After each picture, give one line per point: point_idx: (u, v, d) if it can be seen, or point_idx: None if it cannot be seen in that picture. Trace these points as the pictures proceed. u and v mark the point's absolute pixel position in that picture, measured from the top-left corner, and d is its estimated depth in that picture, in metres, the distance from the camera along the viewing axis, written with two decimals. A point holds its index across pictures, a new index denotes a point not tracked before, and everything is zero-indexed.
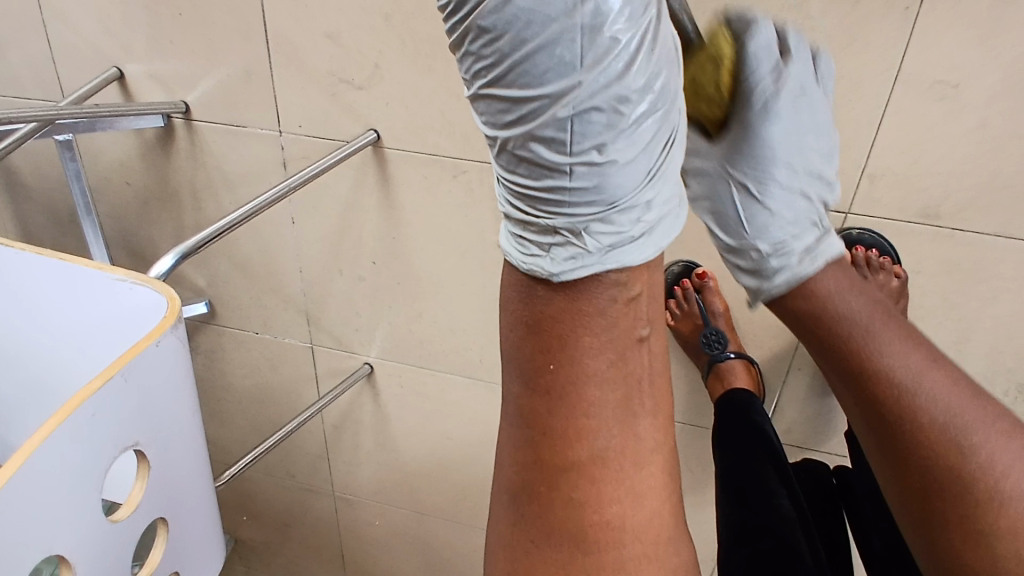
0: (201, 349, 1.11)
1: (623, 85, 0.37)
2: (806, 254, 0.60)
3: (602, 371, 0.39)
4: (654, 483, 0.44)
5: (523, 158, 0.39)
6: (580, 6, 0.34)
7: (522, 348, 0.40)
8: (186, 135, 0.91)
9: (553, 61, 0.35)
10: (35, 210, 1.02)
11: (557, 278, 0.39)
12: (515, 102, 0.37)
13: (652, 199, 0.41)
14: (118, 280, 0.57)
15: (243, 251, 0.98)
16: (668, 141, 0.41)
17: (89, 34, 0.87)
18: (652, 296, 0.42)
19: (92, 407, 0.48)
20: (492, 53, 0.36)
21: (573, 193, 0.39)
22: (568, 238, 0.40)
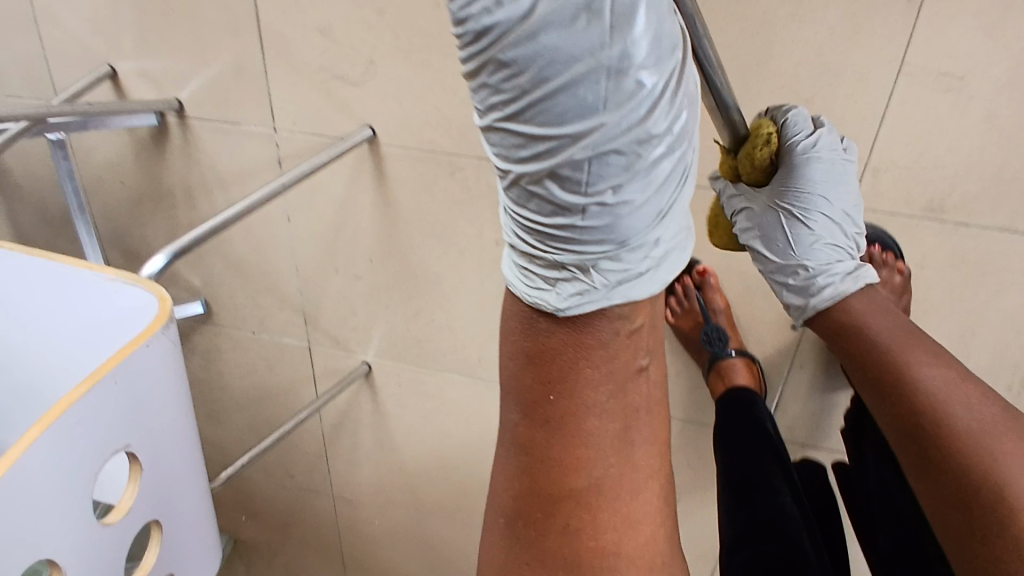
0: (198, 350, 1.10)
1: (646, 128, 0.34)
2: (842, 276, 0.67)
3: (602, 404, 0.40)
4: (648, 510, 0.45)
5: (534, 195, 0.36)
6: (609, 44, 0.31)
7: (522, 379, 0.41)
8: (180, 133, 0.90)
9: (576, 101, 0.32)
10: (28, 209, 1.01)
11: (562, 312, 0.39)
12: (530, 140, 0.33)
13: (662, 235, 0.39)
14: (109, 281, 0.56)
15: (239, 250, 0.97)
16: (682, 178, 0.38)
17: (79, 31, 0.86)
18: (653, 328, 0.42)
19: (80, 411, 0.47)
20: (510, 87, 0.32)
21: (584, 233, 0.37)
22: (576, 275, 0.39)
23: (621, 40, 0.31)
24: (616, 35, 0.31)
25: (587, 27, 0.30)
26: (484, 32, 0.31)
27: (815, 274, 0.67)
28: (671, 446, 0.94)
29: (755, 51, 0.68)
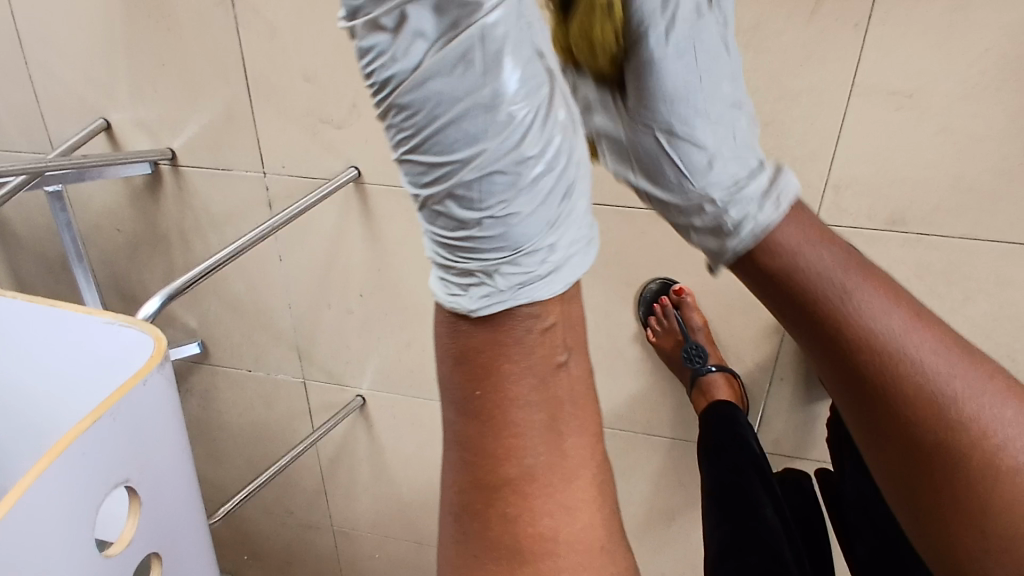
0: (196, 390, 1.12)
1: (524, 150, 0.36)
2: (749, 202, 0.52)
3: (525, 397, 0.39)
4: (588, 495, 0.43)
5: (438, 214, 0.38)
6: (482, 85, 0.34)
7: (450, 377, 0.40)
8: (173, 180, 0.94)
9: (460, 132, 0.35)
10: (27, 259, 1.04)
11: (475, 313, 0.38)
12: (431, 166, 0.36)
13: (558, 242, 0.39)
14: (107, 323, 0.59)
15: (233, 290, 1.00)
16: (573, 192, 0.39)
17: (75, 86, 0.90)
18: (570, 321, 0.40)
19: (81, 447, 0.49)
20: (409, 123, 0.35)
21: (483, 243, 0.38)
22: (483, 280, 0.39)
23: (493, 79, 0.34)
24: (488, 74, 0.34)
25: (464, 71, 0.34)
26: (384, 78, 0.34)
27: (724, 209, 0.52)
28: (663, 464, 0.96)
29: None
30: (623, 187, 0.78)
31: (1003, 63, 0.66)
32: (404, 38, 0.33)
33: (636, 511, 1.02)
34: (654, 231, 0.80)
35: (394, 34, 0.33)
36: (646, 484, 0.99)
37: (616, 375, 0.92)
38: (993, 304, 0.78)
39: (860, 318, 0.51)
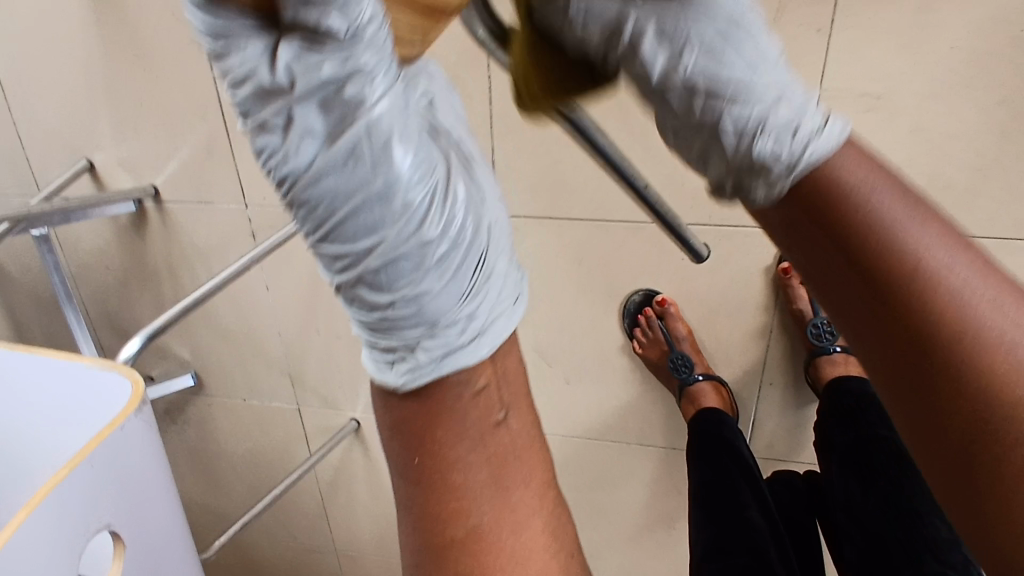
0: (193, 420, 1.13)
1: (426, 233, 0.33)
2: (807, 115, 0.38)
3: (465, 456, 0.38)
4: (541, 551, 0.41)
5: (351, 298, 0.36)
6: (373, 178, 0.31)
7: (389, 446, 0.39)
8: (158, 216, 0.95)
9: (360, 223, 0.32)
10: (20, 299, 1.06)
11: (402, 388, 0.37)
12: (338, 256, 0.34)
13: (477, 310, 0.38)
14: (87, 367, 0.60)
15: (223, 320, 1.01)
16: (483, 261, 0.37)
17: (56, 129, 0.92)
18: (504, 376, 0.40)
19: (59, 499, 0.49)
20: (308, 219, 0.33)
21: (400, 323, 0.36)
22: (405, 355, 0.37)
23: (384, 170, 0.31)
24: (377, 165, 0.31)
25: (354, 166, 0.31)
26: (273, 175, 0.32)
27: (784, 112, 0.38)
28: (658, 473, 0.96)
29: None
30: (599, 202, 0.78)
31: (970, 61, 0.66)
32: (292, 136, 0.31)
33: (634, 521, 1.02)
34: (633, 243, 0.80)
35: (280, 132, 0.31)
36: (643, 494, 0.99)
37: (606, 387, 0.92)
38: None
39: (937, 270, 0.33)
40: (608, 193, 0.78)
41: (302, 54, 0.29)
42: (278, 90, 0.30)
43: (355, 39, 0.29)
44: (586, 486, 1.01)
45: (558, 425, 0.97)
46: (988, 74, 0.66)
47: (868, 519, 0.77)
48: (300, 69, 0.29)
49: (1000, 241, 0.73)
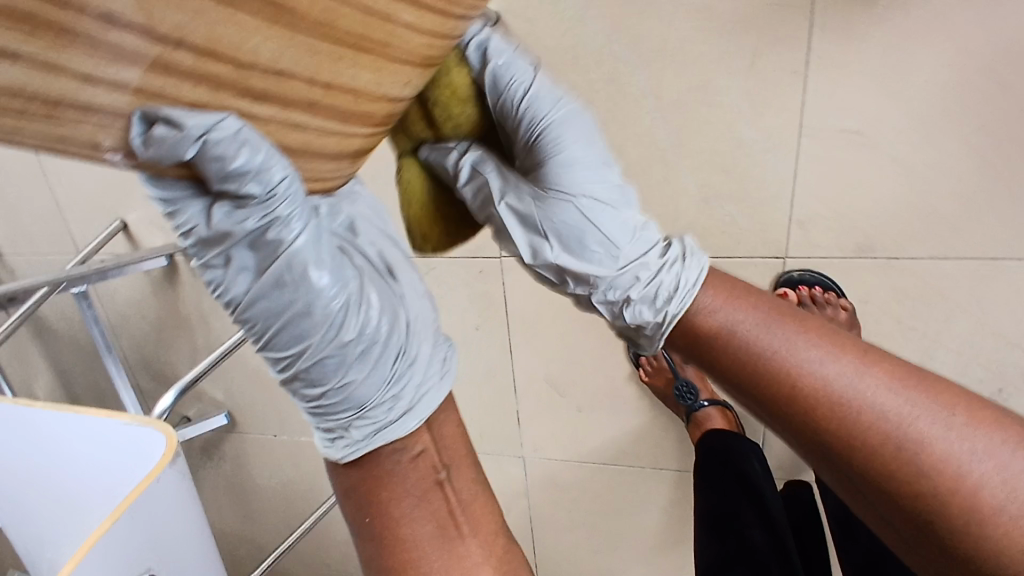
0: (228, 457, 1.19)
1: (345, 332, 0.40)
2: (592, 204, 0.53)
3: (410, 513, 0.44)
4: None
5: (294, 391, 0.42)
6: (295, 295, 0.38)
7: (347, 511, 0.46)
8: (188, 268, 1.02)
9: (289, 330, 0.39)
10: (65, 350, 1.13)
11: (341, 460, 0.44)
12: (277, 358, 0.40)
13: (401, 390, 0.44)
14: (124, 424, 0.66)
15: (251, 363, 1.07)
16: (401, 349, 0.43)
17: (93, 195, 0.99)
18: (441, 442, 0.47)
19: (101, 550, 0.54)
20: (252, 331, 0.40)
21: (332, 405, 0.43)
22: (343, 431, 0.44)
23: (300, 287, 0.38)
24: (295, 284, 0.38)
25: (280, 291, 0.38)
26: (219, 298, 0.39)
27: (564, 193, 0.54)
28: (671, 496, 0.98)
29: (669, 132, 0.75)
30: None
31: (938, 90, 0.68)
32: (229, 270, 0.38)
33: (652, 543, 1.04)
34: None
35: (221, 266, 0.38)
36: (658, 517, 1.01)
37: (615, 415, 0.95)
38: (975, 321, 0.78)
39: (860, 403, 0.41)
40: None
41: (230, 212, 0.35)
42: (214, 240, 0.36)
43: (270, 199, 0.35)
44: (603, 510, 1.04)
45: (572, 452, 1.00)
46: (960, 104, 0.68)
47: (863, 534, 0.78)
48: (230, 224, 0.36)
49: (991, 261, 0.74)
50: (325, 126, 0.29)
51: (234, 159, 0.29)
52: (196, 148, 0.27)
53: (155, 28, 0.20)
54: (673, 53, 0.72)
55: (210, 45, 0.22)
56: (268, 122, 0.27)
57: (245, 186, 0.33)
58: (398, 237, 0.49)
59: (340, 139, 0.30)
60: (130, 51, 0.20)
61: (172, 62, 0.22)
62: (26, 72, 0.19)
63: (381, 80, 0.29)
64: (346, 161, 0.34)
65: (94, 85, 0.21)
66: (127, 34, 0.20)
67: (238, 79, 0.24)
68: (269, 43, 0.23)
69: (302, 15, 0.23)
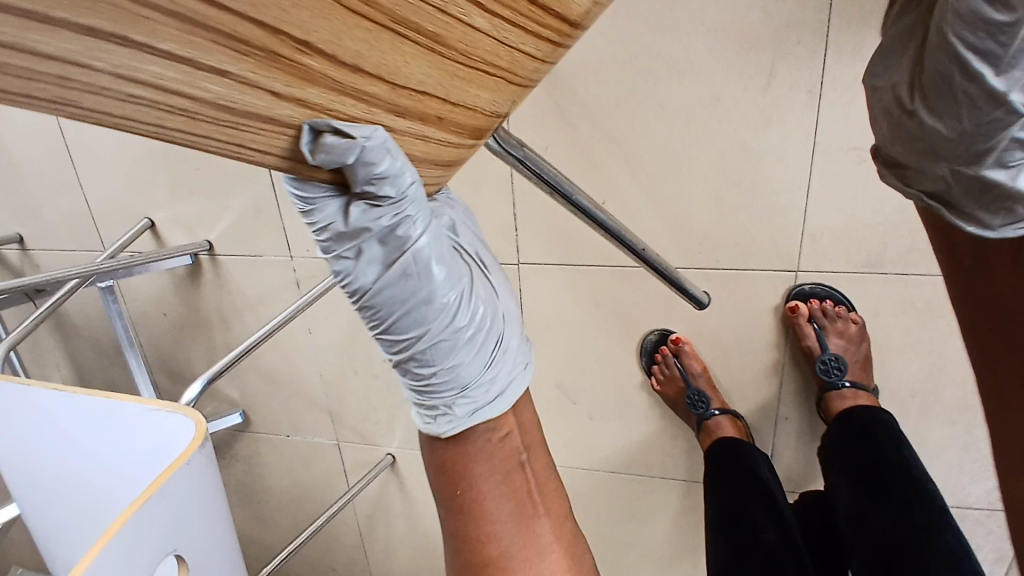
0: (241, 457, 1.21)
1: (458, 320, 0.42)
2: None
3: (493, 487, 0.50)
4: (560, 567, 0.53)
5: (404, 369, 0.45)
6: (417, 285, 0.40)
7: (435, 478, 0.51)
8: (211, 268, 1.04)
9: (410, 317, 0.41)
10: (84, 346, 1.15)
11: (442, 435, 0.47)
12: (394, 340, 0.43)
13: (498, 373, 0.46)
14: (154, 410, 0.68)
15: (268, 362, 1.09)
16: (499, 335, 0.46)
17: (123, 194, 1.02)
18: (523, 427, 0.51)
19: (133, 526, 0.56)
20: (372, 316, 0.41)
21: (438, 386, 0.45)
22: (445, 410, 0.46)
23: (423, 278, 0.40)
24: (420, 276, 0.39)
25: (405, 283, 0.40)
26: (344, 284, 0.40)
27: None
28: (680, 506, 1.00)
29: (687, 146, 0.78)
30: (611, 249, 0.84)
31: None
32: (356, 261, 0.39)
33: (659, 552, 1.05)
34: (647, 286, 0.86)
35: (352, 258, 0.39)
36: (667, 526, 1.02)
37: (627, 422, 0.97)
38: None
39: None
40: None
41: (367, 211, 0.36)
42: (349, 235, 0.37)
43: (404, 200, 0.35)
44: (612, 518, 1.05)
45: (582, 458, 1.02)
46: None
47: (876, 530, 0.80)
48: (365, 221, 0.36)
49: None
50: (444, 138, 0.31)
51: (380, 168, 0.31)
52: (355, 158, 0.29)
53: (336, 56, 0.22)
54: (694, 69, 0.75)
55: (367, 68, 0.23)
56: (401, 134, 0.29)
57: (384, 189, 0.34)
58: (479, 235, 0.51)
59: (449, 149, 0.32)
60: (310, 72, 0.22)
61: (325, 75, 0.23)
62: (231, 89, 0.21)
63: (498, 100, 0.30)
64: (443, 169, 0.36)
65: (278, 101, 0.23)
66: (307, 59, 0.21)
67: (380, 96, 0.25)
68: (418, 68, 0.24)
69: (452, 44, 0.24)
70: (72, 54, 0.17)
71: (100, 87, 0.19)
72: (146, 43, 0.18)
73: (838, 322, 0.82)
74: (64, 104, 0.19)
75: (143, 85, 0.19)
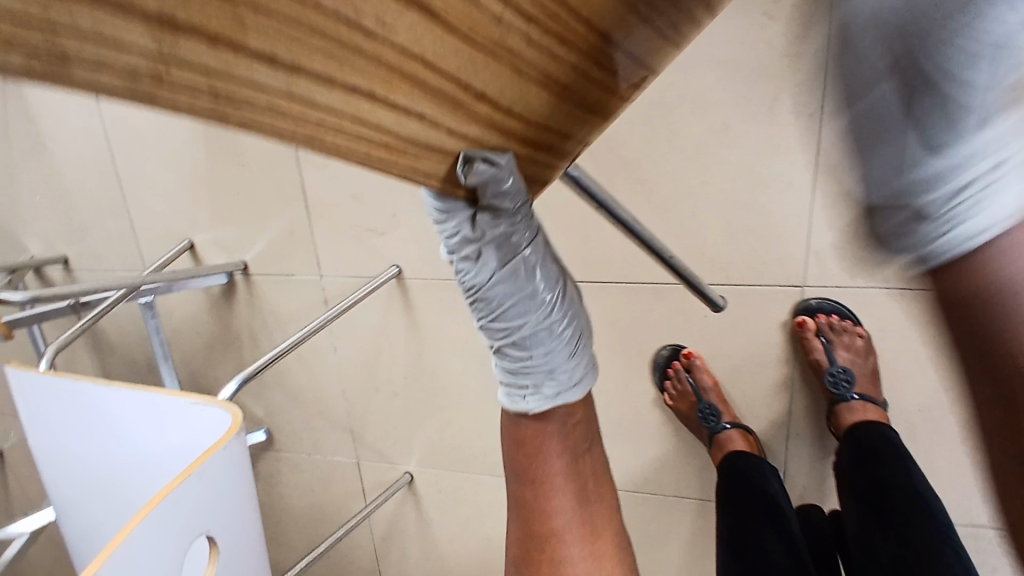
0: (262, 475, 1.24)
1: (553, 312, 0.49)
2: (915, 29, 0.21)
3: (562, 471, 0.56)
4: (606, 541, 0.62)
5: (504, 348, 0.52)
6: (526, 282, 0.47)
7: (511, 455, 0.58)
8: (245, 287, 1.10)
9: (517, 306, 0.48)
10: (118, 364, 1.21)
11: (529, 411, 0.54)
12: (500, 326, 0.50)
13: (580, 362, 0.53)
14: (194, 403, 0.71)
15: (294, 380, 1.13)
16: (582, 331, 0.53)
17: (166, 217, 1.09)
18: (588, 415, 0.57)
19: (172, 500, 0.59)
20: (484, 305, 0.49)
21: (531, 368, 0.52)
22: (533, 390, 0.53)
23: (531, 277, 0.47)
24: (529, 274, 0.47)
25: (515, 282, 0.47)
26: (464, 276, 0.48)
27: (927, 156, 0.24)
28: (695, 527, 1.00)
29: (695, 169, 0.85)
30: (627, 266, 0.89)
31: None
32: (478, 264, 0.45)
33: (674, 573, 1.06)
34: (659, 303, 0.90)
35: (472, 259, 0.45)
36: (680, 547, 1.03)
37: (641, 439, 0.99)
38: None
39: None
40: (634, 260, 0.88)
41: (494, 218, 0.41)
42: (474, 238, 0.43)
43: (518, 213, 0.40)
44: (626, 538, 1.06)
45: None
46: None
47: (883, 552, 0.80)
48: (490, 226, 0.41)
49: None
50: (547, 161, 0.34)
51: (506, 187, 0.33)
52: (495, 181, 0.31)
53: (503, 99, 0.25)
54: (701, 99, 0.81)
55: (516, 109, 0.26)
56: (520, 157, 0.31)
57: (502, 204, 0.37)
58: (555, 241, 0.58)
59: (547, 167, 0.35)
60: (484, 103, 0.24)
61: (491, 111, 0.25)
62: (431, 126, 0.24)
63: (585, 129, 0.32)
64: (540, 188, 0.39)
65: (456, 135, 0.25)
66: (481, 91, 0.23)
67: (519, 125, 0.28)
68: (545, 103, 0.27)
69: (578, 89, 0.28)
70: (339, 109, 0.20)
71: (344, 134, 0.21)
72: (392, 99, 0.21)
73: (844, 336, 0.84)
74: (317, 132, 0.21)
75: (380, 134, 0.22)
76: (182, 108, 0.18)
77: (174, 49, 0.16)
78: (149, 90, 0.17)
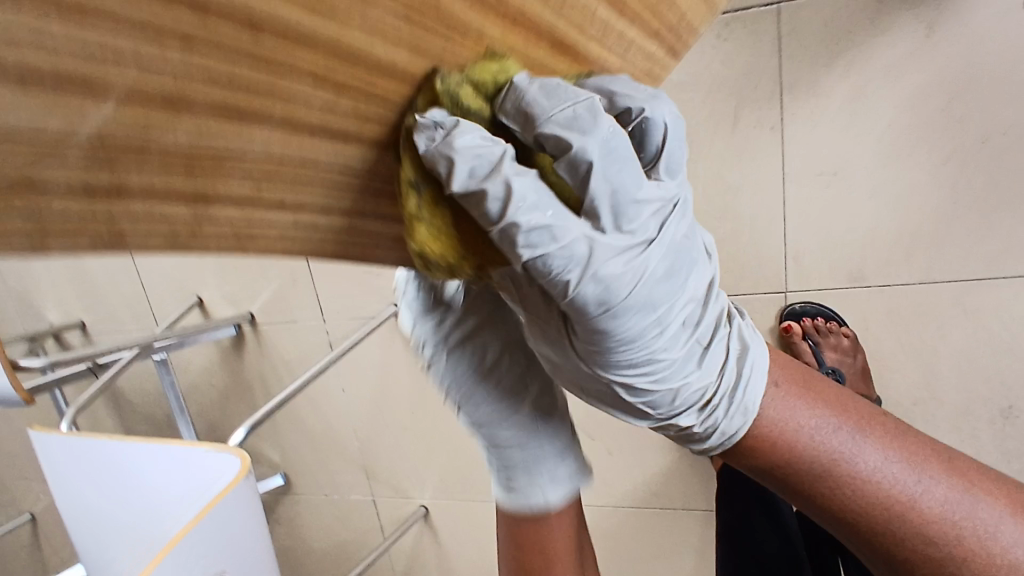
0: (283, 518, 1.27)
1: (532, 401, 0.55)
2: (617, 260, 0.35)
3: (563, 541, 0.58)
4: None
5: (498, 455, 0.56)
6: (498, 373, 0.54)
7: (509, 533, 0.59)
8: (253, 336, 1.14)
9: (498, 400, 0.54)
10: (138, 420, 1.25)
11: (537, 507, 0.56)
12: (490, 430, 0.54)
13: (571, 450, 0.57)
14: (205, 450, 0.75)
15: (306, 422, 1.16)
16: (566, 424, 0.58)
17: (175, 275, 1.14)
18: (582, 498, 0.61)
19: (185, 545, 0.62)
20: (469, 409, 0.54)
21: (528, 464, 0.55)
22: (535, 487, 0.56)
23: (502, 365, 0.54)
24: (498, 363, 0.54)
25: (489, 375, 0.53)
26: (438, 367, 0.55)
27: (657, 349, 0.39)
28: (707, 536, 1.01)
29: None
30: None
31: (906, 129, 0.79)
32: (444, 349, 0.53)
33: None
34: None
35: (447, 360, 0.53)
36: (695, 558, 1.04)
37: (645, 453, 1.00)
38: (969, 335, 0.86)
39: (840, 462, 0.43)
40: None
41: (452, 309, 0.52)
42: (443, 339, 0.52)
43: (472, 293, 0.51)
44: (642, 553, 1.07)
45: (607, 494, 1.05)
46: (922, 145, 0.79)
47: None
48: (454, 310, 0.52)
49: (976, 279, 0.83)
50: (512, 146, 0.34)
51: (495, 194, 0.31)
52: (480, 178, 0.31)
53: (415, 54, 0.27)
54: None
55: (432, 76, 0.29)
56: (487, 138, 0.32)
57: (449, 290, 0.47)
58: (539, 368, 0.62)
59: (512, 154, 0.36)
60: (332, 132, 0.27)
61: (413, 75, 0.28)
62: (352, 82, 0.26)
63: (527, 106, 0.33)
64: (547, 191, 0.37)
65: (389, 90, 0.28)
66: (322, 68, 0.24)
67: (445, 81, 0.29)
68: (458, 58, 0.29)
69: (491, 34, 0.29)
70: (250, 97, 0.23)
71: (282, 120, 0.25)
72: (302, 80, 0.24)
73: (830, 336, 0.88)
74: (201, 215, 0.25)
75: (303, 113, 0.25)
76: (142, 239, 0.24)
77: (123, 120, 0.20)
78: (113, 191, 0.22)
